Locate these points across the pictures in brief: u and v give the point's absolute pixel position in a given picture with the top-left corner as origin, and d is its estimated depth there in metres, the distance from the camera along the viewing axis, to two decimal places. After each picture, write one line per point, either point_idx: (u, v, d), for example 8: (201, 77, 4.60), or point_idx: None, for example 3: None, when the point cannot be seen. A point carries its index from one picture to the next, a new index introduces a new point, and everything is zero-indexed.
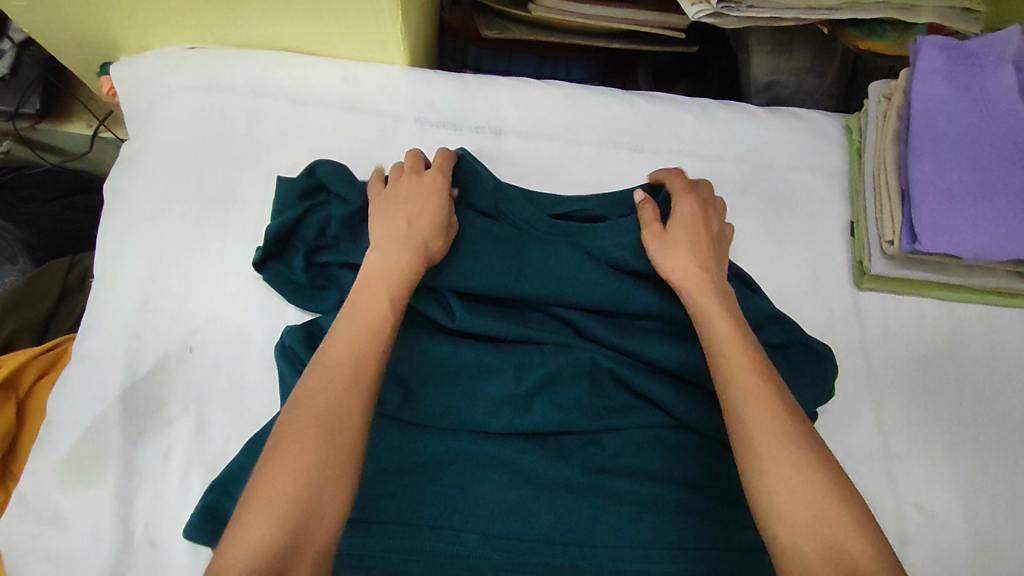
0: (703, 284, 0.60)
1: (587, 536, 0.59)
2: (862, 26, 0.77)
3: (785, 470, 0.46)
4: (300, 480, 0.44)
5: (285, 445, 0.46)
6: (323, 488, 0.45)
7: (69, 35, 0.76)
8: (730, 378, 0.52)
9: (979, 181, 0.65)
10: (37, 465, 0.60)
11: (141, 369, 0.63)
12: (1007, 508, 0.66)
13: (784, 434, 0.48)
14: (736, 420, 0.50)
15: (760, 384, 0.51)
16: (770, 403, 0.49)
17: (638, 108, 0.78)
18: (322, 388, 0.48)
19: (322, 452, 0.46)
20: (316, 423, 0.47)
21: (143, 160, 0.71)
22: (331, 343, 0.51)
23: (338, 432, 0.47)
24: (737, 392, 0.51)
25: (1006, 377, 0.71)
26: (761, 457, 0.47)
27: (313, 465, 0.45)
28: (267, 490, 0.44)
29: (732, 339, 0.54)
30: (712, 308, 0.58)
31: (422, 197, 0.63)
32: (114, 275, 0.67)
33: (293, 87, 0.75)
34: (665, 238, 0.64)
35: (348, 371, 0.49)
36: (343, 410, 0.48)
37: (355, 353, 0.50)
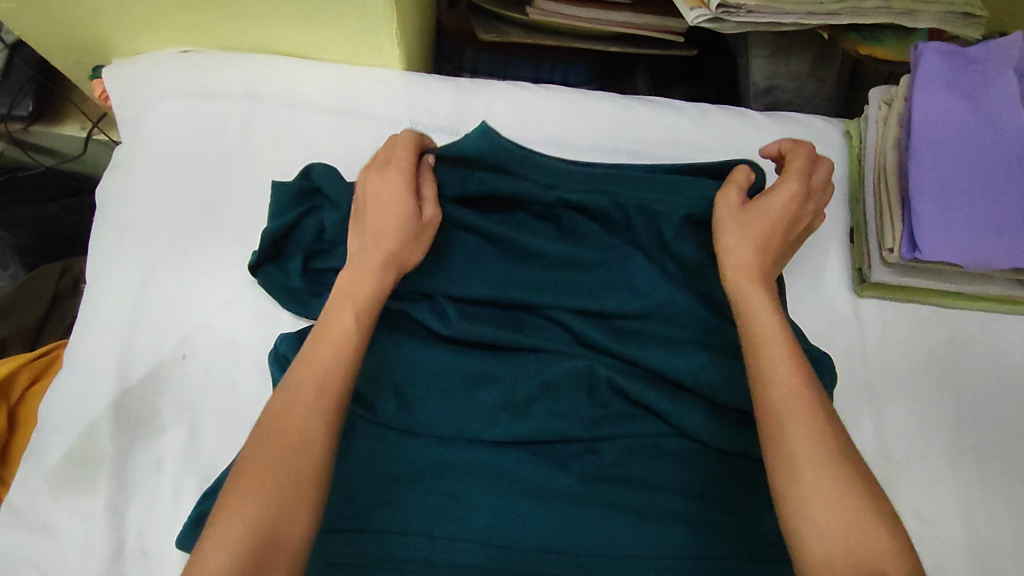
0: (751, 275, 0.57)
1: (585, 547, 0.58)
2: (862, 31, 0.76)
3: (822, 480, 0.45)
4: (257, 512, 0.44)
5: (249, 468, 0.45)
6: (283, 519, 0.44)
7: (60, 38, 0.75)
8: (772, 380, 0.50)
9: (980, 188, 0.64)
10: (28, 474, 0.59)
11: (133, 376, 0.63)
12: (1007, 517, 0.65)
13: (823, 443, 0.47)
14: (776, 422, 0.48)
15: (801, 388, 0.49)
16: (811, 408, 0.48)
17: (636, 113, 0.77)
18: (284, 413, 0.48)
19: (285, 475, 0.45)
20: (280, 447, 0.46)
21: (135, 164, 0.70)
22: (296, 365, 0.50)
23: (297, 461, 0.46)
24: (777, 395, 0.49)
25: (1006, 385, 0.70)
26: (799, 464, 0.46)
27: (272, 495, 0.44)
28: (233, 512, 0.44)
29: (776, 338, 0.52)
30: (758, 301, 0.55)
31: (384, 198, 0.59)
32: (106, 282, 0.66)
33: (288, 91, 0.74)
34: (743, 223, 0.59)
35: (312, 394, 0.48)
36: (304, 437, 0.47)
37: (317, 376, 0.49)
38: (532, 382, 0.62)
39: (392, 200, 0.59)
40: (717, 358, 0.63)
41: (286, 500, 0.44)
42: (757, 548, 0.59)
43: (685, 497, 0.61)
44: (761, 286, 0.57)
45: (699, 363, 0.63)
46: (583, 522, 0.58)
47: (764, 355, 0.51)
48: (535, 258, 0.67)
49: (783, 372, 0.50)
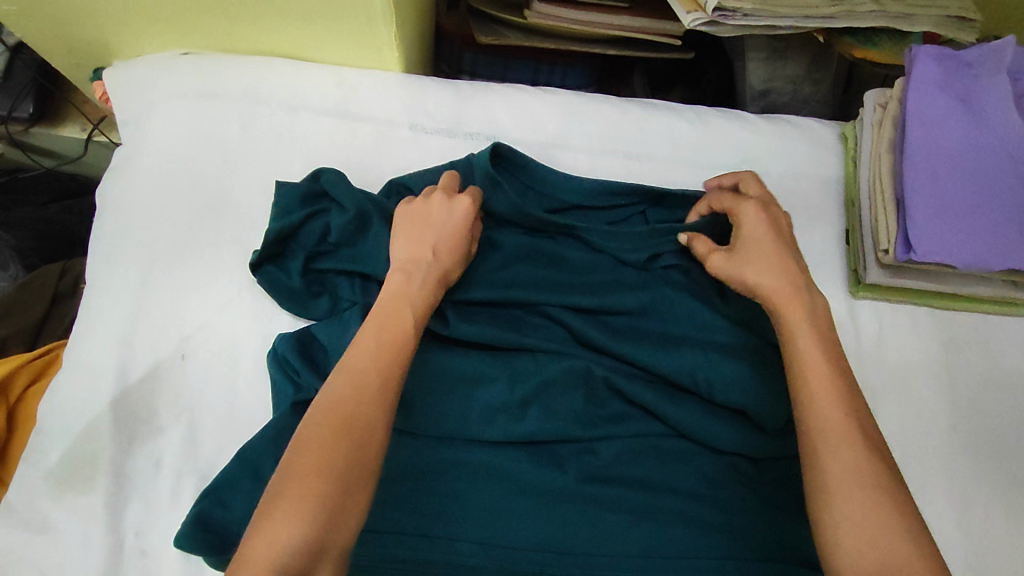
0: (791, 297, 0.56)
1: (584, 545, 0.58)
2: (857, 34, 0.77)
3: (860, 509, 0.45)
4: (322, 489, 0.44)
5: (311, 446, 0.45)
6: (348, 497, 0.44)
7: (60, 39, 0.76)
8: (810, 405, 0.50)
9: (977, 191, 0.64)
10: (27, 473, 0.60)
11: (133, 376, 0.63)
12: (1002, 518, 0.66)
13: (863, 470, 0.46)
14: (808, 446, 0.49)
15: (839, 413, 0.49)
16: (849, 434, 0.48)
17: (633, 116, 0.78)
18: (347, 396, 0.48)
19: (348, 456, 0.45)
20: (342, 427, 0.46)
21: (136, 165, 0.71)
22: (354, 354, 0.50)
23: (360, 446, 0.46)
24: (817, 421, 0.49)
25: (1000, 387, 0.71)
26: (837, 492, 0.46)
27: (338, 476, 0.44)
28: (297, 489, 0.43)
29: (817, 362, 0.52)
30: (799, 321, 0.55)
31: (444, 230, 0.60)
32: (106, 282, 0.66)
33: (287, 94, 0.74)
34: (739, 257, 0.60)
35: (376, 379, 0.49)
36: (369, 425, 0.47)
37: (378, 364, 0.50)
38: (536, 383, 0.62)
39: (450, 237, 0.60)
40: (714, 359, 0.64)
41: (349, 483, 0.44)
42: (752, 548, 0.59)
43: (680, 496, 0.61)
44: (804, 307, 0.56)
45: (694, 363, 0.64)
46: (581, 521, 0.59)
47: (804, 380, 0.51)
48: (530, 261, 0.69)
49: (824, 398, 0.50)
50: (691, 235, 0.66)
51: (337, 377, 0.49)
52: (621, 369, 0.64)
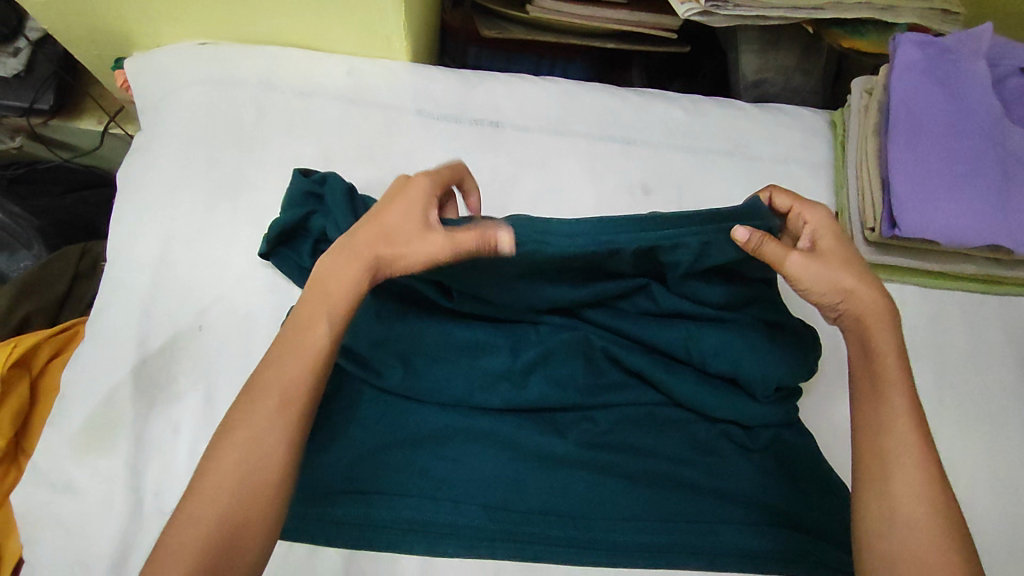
0: (877, 316, 0.58)
1: (581, 508, 0.61)
2: (845, 25, 0.80)
3: (920, 535, 0.50)
4: (216, 522, 0.46)
5: (207, 479, 0.47)
6: (242, 531, 0.46)
7: (83, 30, 0.79)
8: (887, 428, 0.54)
9: (959, 170, 0.67)
10: (52, 436, 0.62)
11: (152, 346, 0.66)
12: (984, 486, 0.69)
13: (926, 492, 0.51)
14: (880, 466, 0.53)
15: (915, 440, 0.53)
16: (921, 462, 0.52)
17: (630, 104, 0.81)
18: (246, 428, 0.49)
19: (243, 488, 0.47)
20: (242, 458, 0.48)
21: (155, 148, 0.74)
22: (256, 384, 0.50)
23: (255, 480, 0.47)
24: (893, 440, 0.53)
25: (983, 362, 0.74)
26: (903, 509, 0.51)
27: (231, 508, 0.46)
28: (188, 530, 0.45)
29: (899, 387, 0.55)
30: (885, 345, 0.57)
31: (392, 216, 0.56)
32: (126, 258, 0.69)
33: (300, 81, 0.78)
34: (822, 265, 0.58)
35: (276, 403, 0.50)
36: (264, 458, 0.48)
37: (280, 393, 0.50)
38: (543, 355, 0.65)
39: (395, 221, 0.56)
40: (705, 331, 0.65)
41: (241, 522, 0.46)
42: (739, 513, 0.63)
43: (672, 461, 0.64)
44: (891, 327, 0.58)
45: (688, 331, 0.65)
46: (581, 486, 0.62)
47: (881, 400, 0.55)
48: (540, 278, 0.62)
49: (902, 424, 0.54)
50: (757, 232, 0.57)
51: (232, 412, 0.50)
52: (614, 338, 0.67)
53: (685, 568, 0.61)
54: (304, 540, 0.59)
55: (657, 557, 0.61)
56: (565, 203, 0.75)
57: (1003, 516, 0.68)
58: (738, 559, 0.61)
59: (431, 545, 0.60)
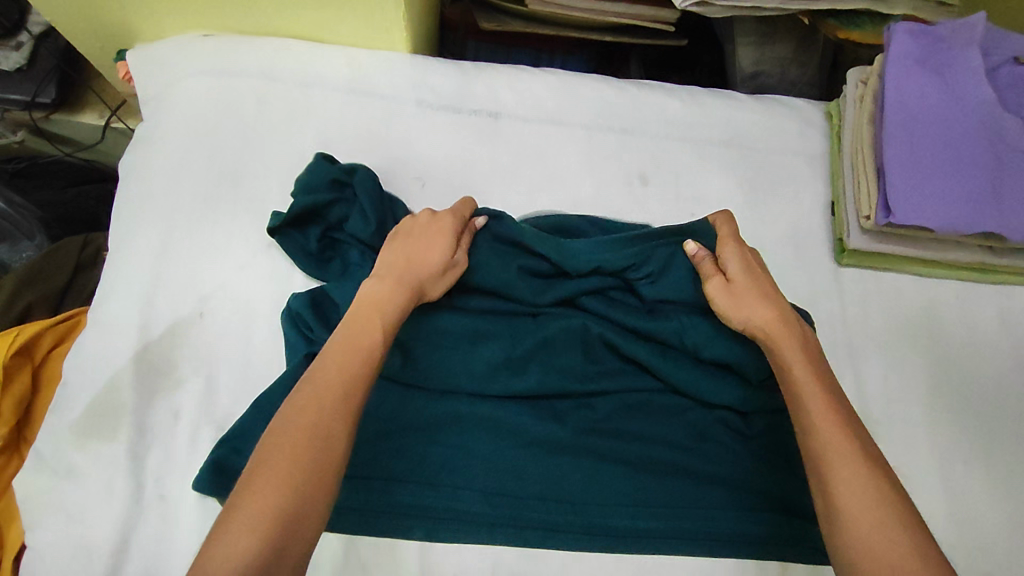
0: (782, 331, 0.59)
1: (580, 495, 0.62)
2: (840, 16, 0.80)
3: (868, 527, 0.47)
4: (280, 501, 0.44)
5: (271, 460, 0.46)
6: (303, 513, 0.45)
7: (85, 22, 0.80)
8: (810, 431, 0.52)
9: (951, 159, 0.68)
10: (54, 422, 0.63)
11: (154, 334, 0.66)
12: (978, 472, 0.69)
13: (867, 491, 0.48)
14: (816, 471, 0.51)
15: (840, 434, 0.51)
16: (853, 453, 0.50)
17: (629, 95, 0.81)
18: (309, 410, 0.48)
19: (308, 468, 0.46)
20: (308, 440, 0.47)
21: (157, 139, 0.74)
22: (318, 376, 0.50)
23: (319, 461, 0.46)
24: (820, 443, 0.51)
25: (978, 349, 0.75)
26: (847, 514, 0.48)
27: (298, 488, 0.45)
28: (252, 508, 0.44)
29: (812, 389, 0.55)
30: (791, 351, 0.58)
31: (426, 243, 0.62)
32: (128, 247, 0.70)
33: (301, 72, 0.79)
34: (736, 294, 0.62)
35: (337, 390, 0.50)
36: (328, 449, 0.47)
37: (344, 379, 0.50)
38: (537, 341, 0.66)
39: (428, 249, 0.61)
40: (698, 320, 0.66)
41: (304, 510, 0.45)
42: (736, 499, 0.63)
43: (670, 449, 0.65)
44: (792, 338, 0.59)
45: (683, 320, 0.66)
46: (579, 471, 0.63)
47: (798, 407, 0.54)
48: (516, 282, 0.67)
49: (822, 423, 0.52)
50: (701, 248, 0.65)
51: (296, 399, 0.49)
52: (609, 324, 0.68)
53: (682, 554, 0.61)
54: None
55: (655, 543, 0.61)
56: (564, 192, 0.76)
57: (999, 502, 0.68)
58: (735, 544, 0.62)
59: (431, 530, 0.60)
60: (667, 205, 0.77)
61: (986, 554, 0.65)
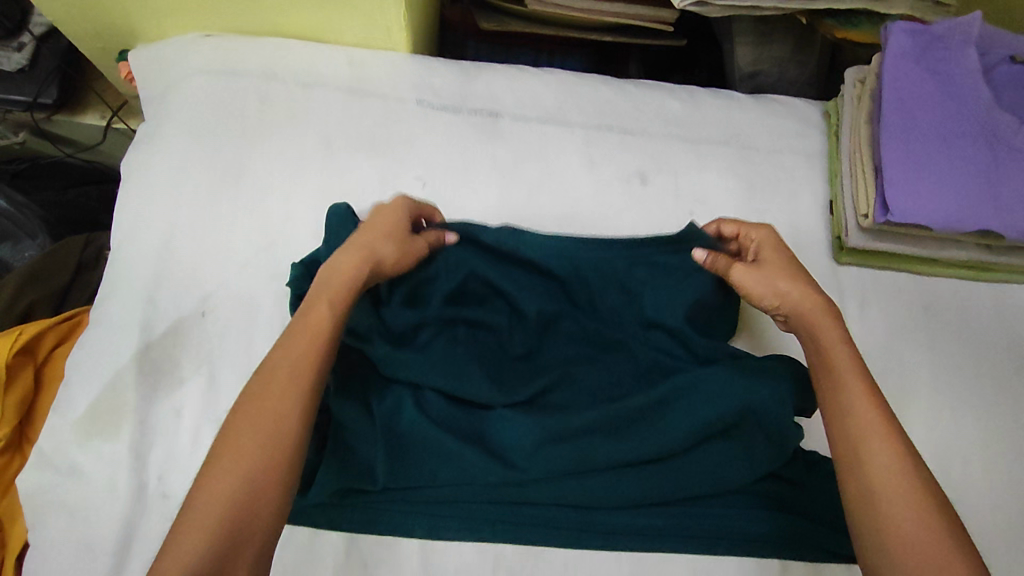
0: (819, 315, 0.59)
1: (576, 491, 0.60)
2: (838, 16, 0.81)
3: (905, 517, 0.47)
4: (230, 497, 0.45)
5: (223, 454, 0.47)
6: (256, 507, 0.45)
7: (87, 23, 0.80)
8: (851, 415, 0.52)
9: (948, 156, 0.68)
10: (56, 421, 0.63)
11: (156, 333, 0.67)
12: (977, 469, 0.70)
13: (903, 481, 0.49)
14: (851, 455, 0.51)
15: (879, 420, 0.51)
16: (891, 440, 0.51)
17: (628, 95, 0.82)
18: (259, 401, 0.49)
19: (259, 462, 0.47)
20: (256, 431, 0.48)
21: (159, 139, 0.75)
22: (267, 368, 0.51)
23: (270, 455, 0.47)
24: (856, 428, 0.51)
25: (976, 346, 0.75)
26: (882, 505, 0.48)
27: (247, 483, 0.46)
28: (202, 504, 0.45)
29: (853, 372, 0.54)
30: (829, 334, 0.57)
31: (382, 217, 0.63)
32: (130, 247, 0.70)
33: (301, 72, 0.79)
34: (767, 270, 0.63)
35: (285, 379, 0.50)
36: (279, 442, 0.48)
37: (291, 368, 0.50)
38: (530, 334, 0.66)
39: (381, 222, 0.62)
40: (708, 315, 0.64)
41: (250, 507, 0.45)
42: (724, 479, 0.61)
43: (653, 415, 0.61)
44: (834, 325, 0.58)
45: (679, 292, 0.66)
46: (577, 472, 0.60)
47: (837, 386, 0.54)
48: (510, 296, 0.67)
49: (862, 406, 0.52)
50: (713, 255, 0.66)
51: (244, 396, 0.49)
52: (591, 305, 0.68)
53: (683, 551, 0.62)
54: (307, 521, 0.60)
55: (655, 540, 0.61)
56: (564, 191, 0.77)
57: (998, 498, 0.69)
58: (733, 541, 0.62)
59: (432, 528, 0.60)
60: (666, 204, 0.77)
61: (983, 551, 0.66)
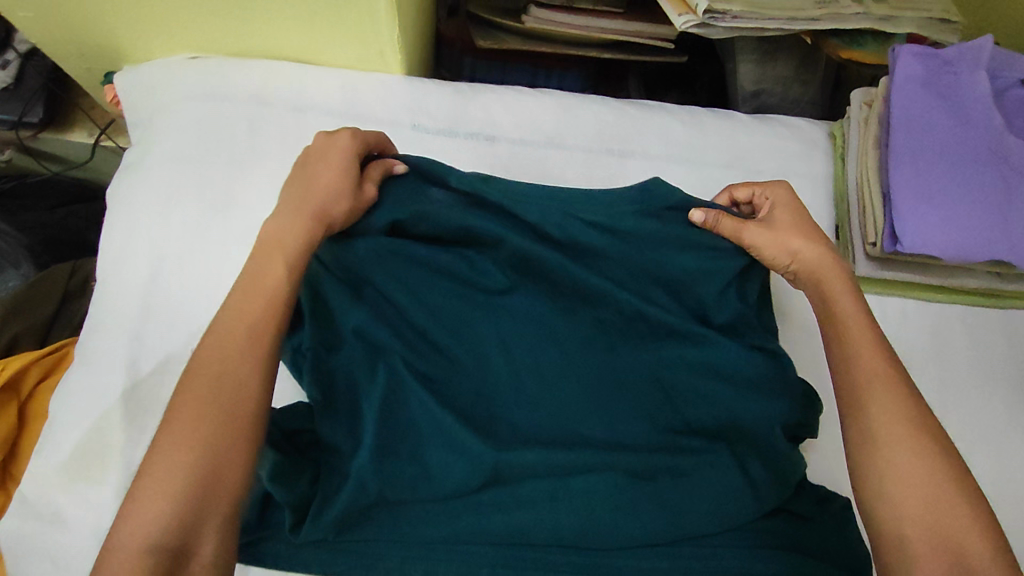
0: (830, 268, 0.61)
1: (577, 525, 0.55)
2: (843, 36, 0.79)
3: (904, 457, 0.49)
4: (189, 461, 0.45)
5: (178, 417, 0.47)
6: (218, 466, 0.46)
7: (73, 44, 0.78)
8: (856, 363, 0.54)
9: (958, 184, 0.66)
10: (40, 464, 0.61)
11: (143, 371, 0.65)
12: (991, 505, 0.68)
13: (907, 423, 0.50)
14: (853, 402, 0.52)
15: (885, 367, 0.53)
16: (895, 385, 0.52)
17: (628, 117, 0.80)
18: (213, 360, 0.49)
19: (217, 422, 0.47)
20: (211, 392, 0.48)
21: (146, 167, 0.72)
22: (217, 330, 0.51)
23: (227, 415, 0.47)
24: (858, 375, 0.53)
25: (988, 375, 0.73)
26: (883, 448, 0.50)
27: (204, 445, 0.46)
28: (162, 467, 0.45)
29: (860, 323, 0.56)
30: (836, 288, 0.59)
31: (327, 159, 0.60)
32: (115, 280, 0.68)
33: (293, 95, 0.77)
34: (773, 230, 0.63)
35: (239, 340, 0.50)
36: (237, 402, 0.48)
37: (246, 330, 0.51)
38: (503, 272, 0.63)
39: (324, 166, 0.60)
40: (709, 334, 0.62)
41: (215, 466, 0.46)
42: (726, 517, 0.55)
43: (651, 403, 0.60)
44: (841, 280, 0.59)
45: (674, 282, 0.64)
46: (580, 498, 0.55)
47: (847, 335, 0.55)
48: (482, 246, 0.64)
49: (868, 355, 0.54)
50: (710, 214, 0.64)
51: (197, 361, 0.50)
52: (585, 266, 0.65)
53: None
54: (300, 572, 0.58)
55: None
56: None
57: (1017, 539, 0.66)
58: None
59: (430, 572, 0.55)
60: None
61: None
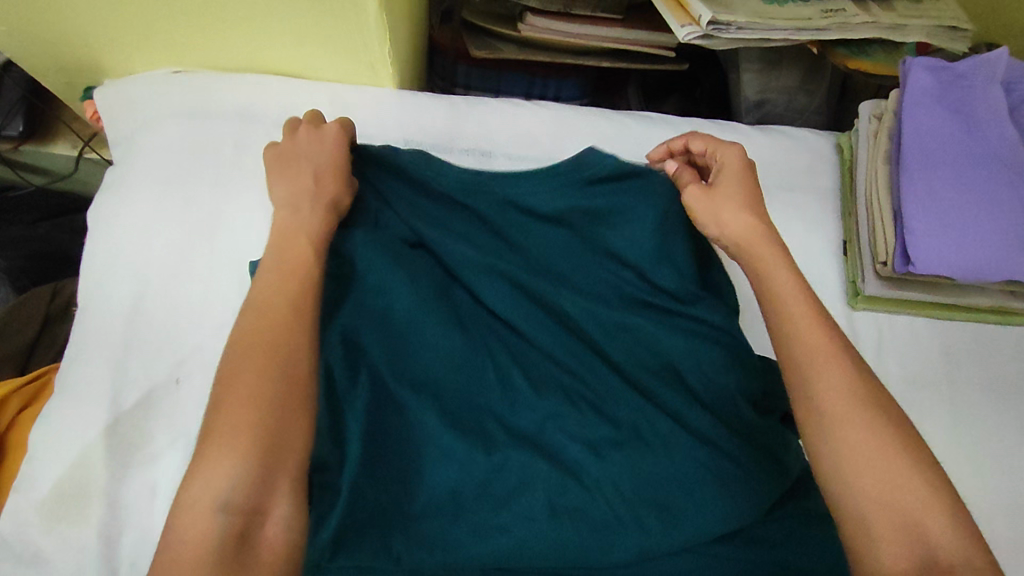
0: (759, 238, 0.58)
1: (575, 530, 0.50)
2: (850, 46, 0.77)
3: (855, 431, 0.47)
4: (252, 428, 0.45)
5: (235, 387, 0.46)
6: (283, 429, 0.45)
7: (51, 59, 0.75)
8: (796, 335, 0.51)
9: (972, 200, 0.64)
10: (17, 502, 0.58)
11: (127, 402, 0.62)
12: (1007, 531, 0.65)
13: (852, 395, 0.48)
14: (798, 380, 0.50)
15: (825, 338, 0.51)
16: (837, 356, 0.50)
17: (629, 130, 0.77)
18: (260, 330, 0.49)
19: (278, 389, 0.46)
20: (268, 358, 0.47)
21: (129, 187, 0.69)
22: (256, 309, 0.50)
23: (288, 380, 0.47)
24: (802, 350, 0.51)
25: (1000, 394, 0.71)
26: (834, 426, 0.48)
27: (269, 408, 0.45)
28: (228, 430, 0.45)
29: (794, 293, 0.54)
30: (772, 261, 0.56)
31: (322, 153, 0.61)
32: (97, 306, 0.65)
33: (281, 110, 0.74)
34: (711, 197, 0.61)
35: (286, 313, 0.50)
36: (293, 366, 0.48)
37: (293, 306, 0.50)
38: (482, 277, 0.59)
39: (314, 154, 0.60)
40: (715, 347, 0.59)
41: (280, 434, 0.45)
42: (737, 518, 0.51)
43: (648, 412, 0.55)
44: (773, 248, 0.57)
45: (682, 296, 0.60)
46: (576, 504, 0.51)
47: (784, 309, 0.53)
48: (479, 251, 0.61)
49: (806, 329, 0.51)
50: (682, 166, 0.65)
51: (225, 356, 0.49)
52: (553, 269, 0.62)
53: None
54: None
55: None
56: None
57: None
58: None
59: None
60: None
61: None
